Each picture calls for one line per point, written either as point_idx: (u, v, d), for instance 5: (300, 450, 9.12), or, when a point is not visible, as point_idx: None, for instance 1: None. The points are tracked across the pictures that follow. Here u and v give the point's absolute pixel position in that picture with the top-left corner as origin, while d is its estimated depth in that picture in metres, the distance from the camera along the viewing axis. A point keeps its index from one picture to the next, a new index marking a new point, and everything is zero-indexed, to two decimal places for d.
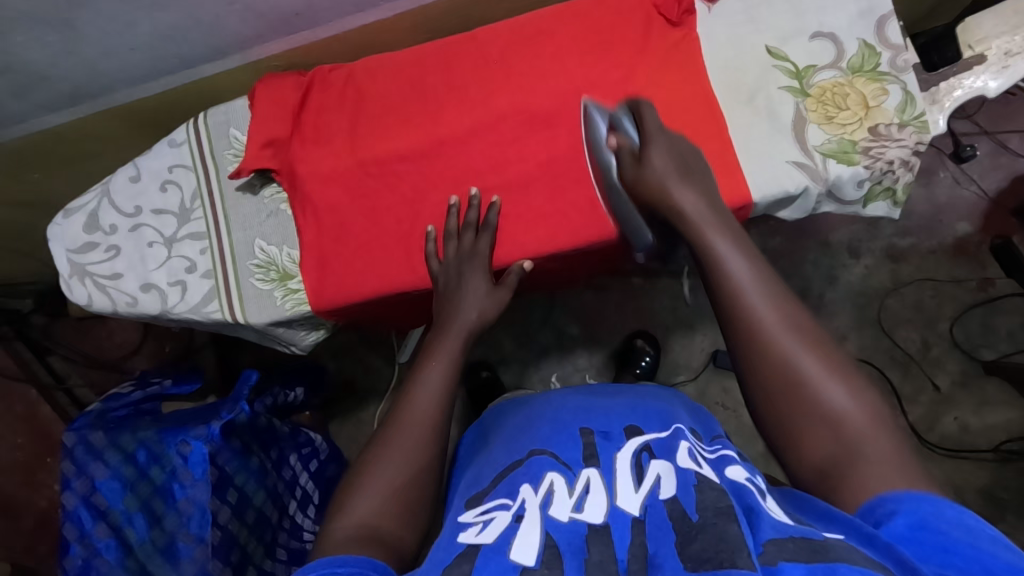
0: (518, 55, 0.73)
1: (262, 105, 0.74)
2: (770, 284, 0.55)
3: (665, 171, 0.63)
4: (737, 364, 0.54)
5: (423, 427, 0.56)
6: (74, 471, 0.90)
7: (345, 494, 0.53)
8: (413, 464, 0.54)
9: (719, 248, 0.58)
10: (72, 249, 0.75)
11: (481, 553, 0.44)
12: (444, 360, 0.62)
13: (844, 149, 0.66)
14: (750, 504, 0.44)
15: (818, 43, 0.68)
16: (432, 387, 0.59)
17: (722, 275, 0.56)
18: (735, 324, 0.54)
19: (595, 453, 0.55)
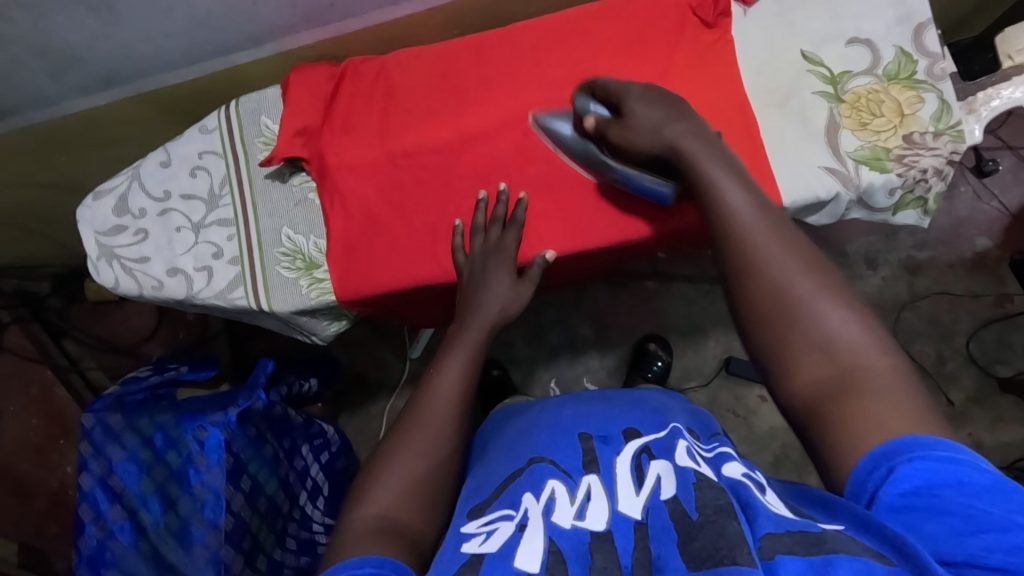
0: (550, 52, 0.73)
1: (295, 94, 0.75)
2: (802, 257, 0.51)
3: (657, 122, 0.61)
4: (768, 348, 0.50)
5: (444, 421, 0.57)
6: (92, 452, 0.91)
7: (363, 484, 0.53)
8: (433, 456, 0.55)
9: (749, 221, 0.53)
10: (101, 231, 0.76)
11: (486, 561, 0.44)
12: (465, 353, 0.62)
13: (878, 156, 0.66)
14: (747, 499, 0.43)
15: (854, 49, 0.68)
16: (451, 382, 0.60)
17: (751, 251, 0.52)
18: (766, 303, 0.50)
19: (594, 458, 0.53)
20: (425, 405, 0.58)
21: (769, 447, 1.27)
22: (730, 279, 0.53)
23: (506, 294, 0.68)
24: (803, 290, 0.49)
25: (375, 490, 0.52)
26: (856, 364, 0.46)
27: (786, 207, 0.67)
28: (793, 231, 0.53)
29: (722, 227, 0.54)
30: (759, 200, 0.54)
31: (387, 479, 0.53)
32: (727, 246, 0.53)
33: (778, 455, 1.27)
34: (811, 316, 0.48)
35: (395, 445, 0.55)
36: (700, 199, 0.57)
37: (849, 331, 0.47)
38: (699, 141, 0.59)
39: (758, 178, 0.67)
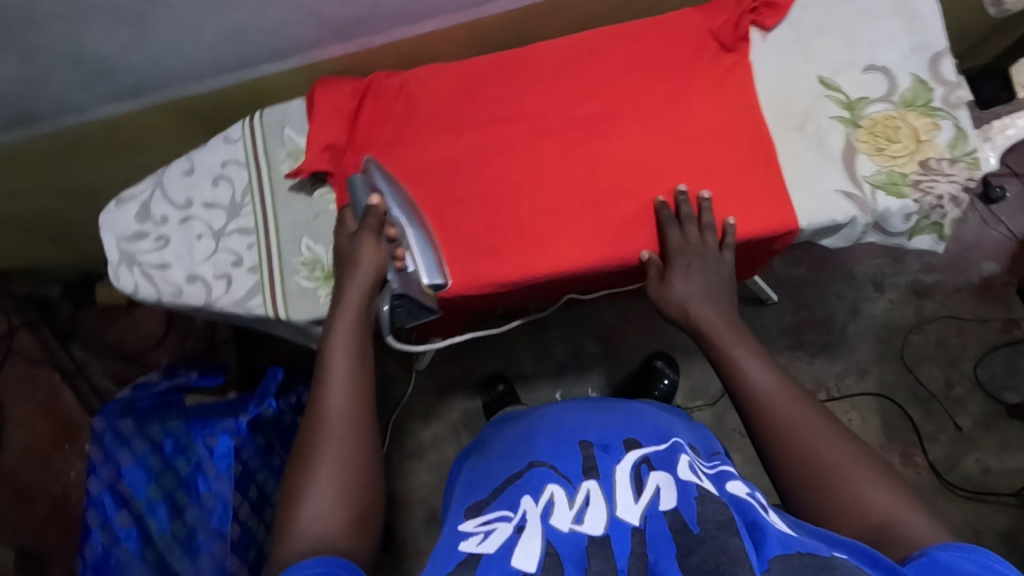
0: (570, 73, 0.74)
1: (320, 109, 0.76)
2: (825, 424, 0.53)
3: (690, 294, 0.67)
4: (811, 510, 0.50)
5: (351, 399, 0.56)
6: (102, 457, 0.91)
7: (296, 483, 0.51)
8: (359, 436, 0.54)
9: (774, 399, 0.55)
10: (123, 236, 0.76)
11: (484, 561, 0.46)
12: (346, 329, 0.61)
13: (894, 181, 0.67)
14: (754, 518, 0.46)
15: (870, 75, 0.69)
16: (339, 359, 0.59)
17: (776, 424, 0.54)
18: (797, 471, 0.51)
19: (594, 465, 0.54)
20: (330, 384, 0.57)
21: None
22: (754, 434, 0.55)
23: (375, 263, 0.66)
24: (826, 451, 0.50)
25: (314, 487, 0.50)
26: (891, 519, 0.47)
27: (802, 229, 0.68)
28: (815, 403, 0.55)
29: (746, 405, 0.57)
30: (783, 376, 0.57)
31: (319, 473, 0.51)
32: (752, 424, 0.56)
33: None
34: (835, 474, 0.49)
35: (314, 438, 0.53)
36: (727, 378, 0.60)
37: (885, 493, 0.48)
38: (728, 323, 0.65)
39: (775, 201, 0.68)
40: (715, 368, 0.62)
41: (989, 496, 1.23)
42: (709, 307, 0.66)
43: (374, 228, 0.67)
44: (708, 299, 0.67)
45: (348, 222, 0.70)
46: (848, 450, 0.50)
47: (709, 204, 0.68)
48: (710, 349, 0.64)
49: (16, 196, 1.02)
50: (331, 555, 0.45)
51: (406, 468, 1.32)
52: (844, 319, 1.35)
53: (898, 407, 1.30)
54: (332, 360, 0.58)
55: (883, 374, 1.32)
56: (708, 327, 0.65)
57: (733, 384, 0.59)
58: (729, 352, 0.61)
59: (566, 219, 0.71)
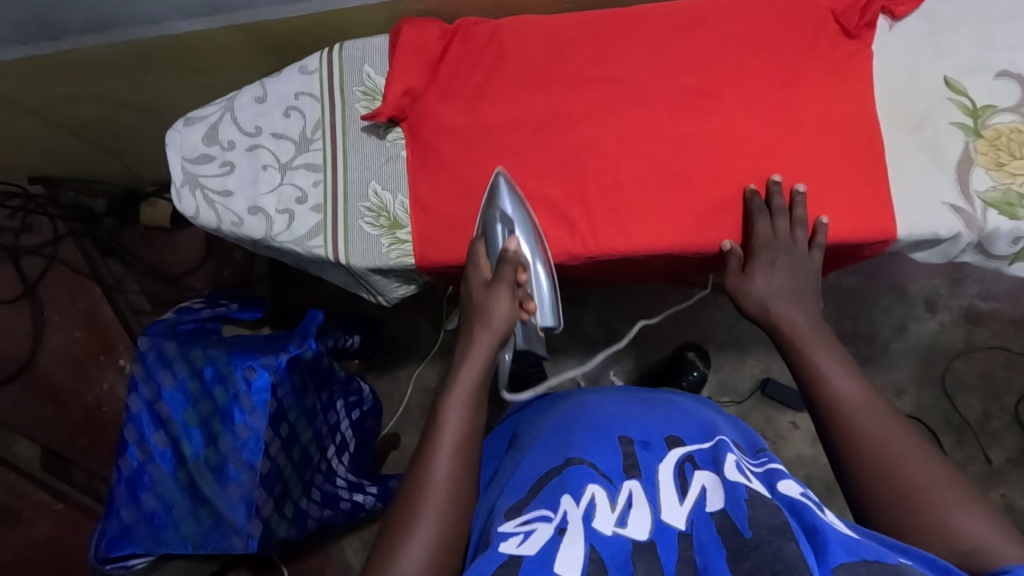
0: (671, 40, 0.70)
1: (404, 49, 0.71)
2: (916, 444, 0.49)
3: (770, 291, 0.65)
4: (891, 528, 0.47)
5: (457, 477, 0.52)
6: (143, 374, 0.92)
7: (388, 545, 0.48)
8: (457, 518, 0.50)
9: (858, 409, 0.53)
10: (188, 157, 0.74)
11: (523, 567, 0.42)
12: (466, 385, 0.59)
13: (1009, 200, 0.62)
14: (811, 521, 0.43)
15: (1001, 82, 0.64)
16: (456, 415, 0.56)
17: (859, 435, 0.51)
18: (878, 488, 0.48)
19: (635, 463, 0.53)
20: (442, 437, 0.55)
21: (793, 475, 1.26)
22: (831, 446, 0.53)
23: (505, 314, 0.66)
24: (913, 470, 0.47)
25: (404, 553, 0.47)
26: (982, 545, 0.42)
27: (899, 238, 0.64)
28: (903, 419, 0.52)
29: (825, 413, 0.54)
30: (868, 386, 0.54)
31: (411, 542, 0.48)
32: (829, 432, 0.53)
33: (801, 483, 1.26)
34: (925, 496, 0.46)
35: (418, 486, 0.51)
36: (805, 384, 0.58)
37: (978, 518, 0.44)
38: (811, 326, 0.62)
39: (875, 204, 0.64)
40: (792, 372, 0.60)
41: None
42: (792, 308, 0.63)
43: (510, 279, 0.67)
44: (790, 298, 0.64)
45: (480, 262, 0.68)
46: (939, 471, 0.47)
47: (803, 196, 0.64)
48: (789, 351, 0.61)
49: (76, 101, 1.01)
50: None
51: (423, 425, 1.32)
52: (888, 335, 1.30)
53: (929, 432, 1.26)
54: (444, 427, 0.55)
55: (919, 396, 1.28)
56: (789, 329, 0.62)
57: (811, 390, 0.56)
58: (811, 357, 0.58)
59: (649, 197, 0.68)
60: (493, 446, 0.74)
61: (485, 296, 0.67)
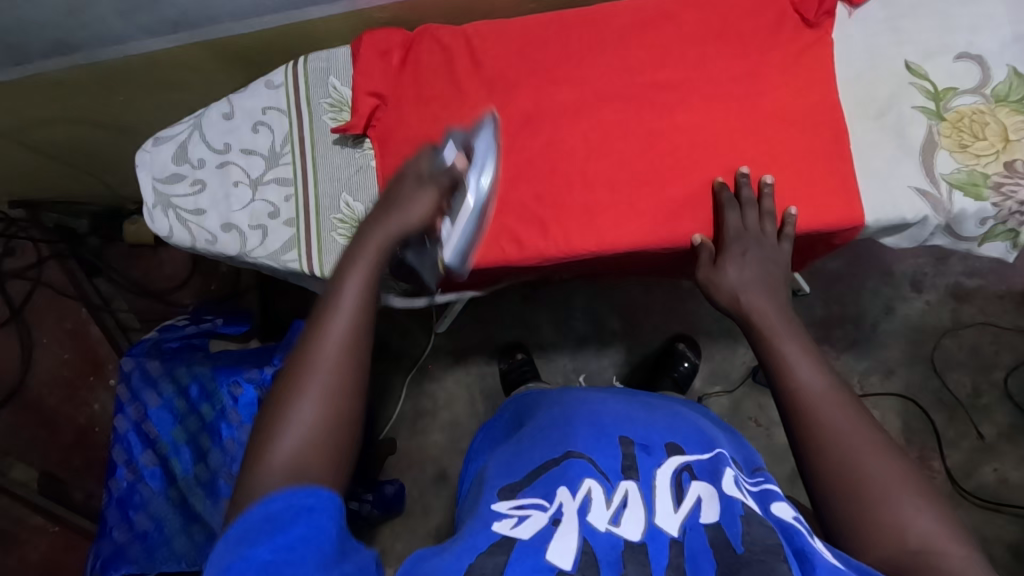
0: (635, 37, 0.70)
1: (366, 60, 0.72)
2: (876, 439, 0.50)
3: (740, 282, 0.64)
4: (841, 523, 0.48)
5: (352, 337, 0.46)
6: (130, 396, 0.92)
7: (271, 412, 0.44)
8: (349, 392, 0.44)
9: (820, 402, 0.52)
10: (159, 177, 0.74)
11: (517, 548, 0.45)
12: (369, 259, 0.51)
13: (974, 181, 0.63)
14: (801, 546, 0.44)
15: (962, 64, 0.65)
16: (355, 292, 0.48)
17: (819, 429, 0.51)
18: (835, 482, 0.49)
19: (634, 465, 0.53)
20: (339, 303, 0.48)
21: (787, 460, 1.27)
22: (794, 437, 0.53)
23: (427, 211, 0.57)
24: (872, 467, 0.48)
25: (291, 426, 0.42)
26: (930, 546, 0.44)
27: (867, 225, 0.64)
28: (864, 410, 0.52)
29: (790, 404, 0.54)
30: (832, 378, 0.54)
31: (298, 415, 0.43)
32: (792, 423, 0.53)
33: (795, 468, 1.27)
34: (880, 495, 0.47)
35: (305, 362, 0.45)
36: (771, 372, 0.57)
37: (928, 518, 0.45)
38: (778, 313, 0.61)
39: (842, 193, 0.64)
40: (759, 359, 0.59)
41: (1003, 507, 1.21)
42: (761, 295, 0.62)
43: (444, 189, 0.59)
44: (760, 286, 0.63)
45: (419, 167, 0.60)
46: (895, 469, 0.48)
47: (770, 188, 0.65)
48: (757, 342, 0.60)
49: (51, 125, 1.01)
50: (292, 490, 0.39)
51: (417, 428, 1.33)
52: (877, 317, 1.31)
53: (920, 410, 1.27)
54: (346, 283, 0.49)
55: (909, 375, 1.29)
56: (757, 317, 0.61)
57: (776, 380, 0.56)
58: (777, 346, 0.58)
59: (620, 194, 0.68)
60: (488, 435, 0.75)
61: (407, 171, 0.61)
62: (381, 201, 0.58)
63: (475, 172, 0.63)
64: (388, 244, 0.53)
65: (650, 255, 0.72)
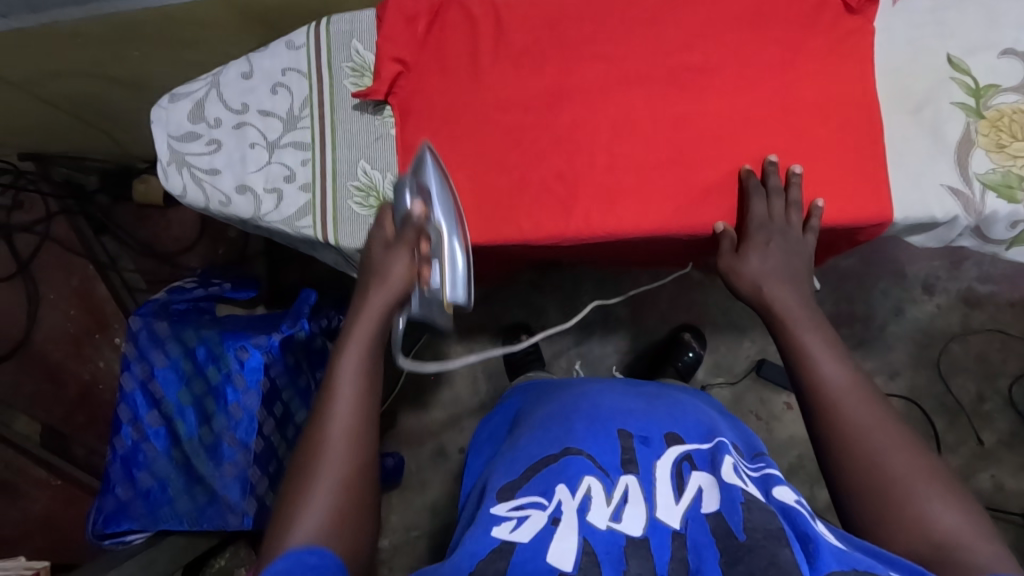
0: (668, 15, 0.67)
1: (391, 21, 0.70)
2: (901, 435, 0.49)
3: (764, 271, 0.64)
4: (863, 515, 0.47)
5: (357, 418, 0.54)
6: (135, 353, 0.91)
7: (291, 500, 0.50)
8: (355, 473, 0.51)
9: (844, 397, 0.52)
10: (174, 134, 0.73)
11: (516, 555, 0.45)
12: (359, 344, 0.58)
13: (1009, 182, 0.61)
14: (804, 529, 0.44)
15: (1006, 61, 0.63)
16: (349, 378, 0.55)
17: (844, 423, 0.51)
18: (860, 475, 0.48)
19: (633, 458, 0.53)
20: (337, 395, 0.54)
21: (785, 455, 1.27)
22: (816, 432, 0.53)
23: (405, 274, 0.64)
24: (896, 464, 0.47)
25: (309, 502, 0.49)
26: (955, 541, 0.43)
27: (895, 221, 0.63)
28: (886, 405, 0.52)
29: (812, 397, 0.54)
30: (856, 373, 0.54)
31: (315, 496, 0.49)
32: (815, 418, 0.53)
33: (793, 463, 1.26)
34: (909, 493, 0.46)
35: (317, 449, 0.52)
36: (794, 366, 0.57)
37: (954, 514, 0.44)
38: (803, 312, 0.61)
39: (873, 187, 0.63)
40: (782, 354, 0.59)
41: (997, 513, 1.21)
42: (787, 291, 0.63)
43: (410, 241, 0.64)
44: (785, 284, 0.64)
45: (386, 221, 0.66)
46: (920, 466, 0.47)
47: (799, 178, 0.63)
48: (780, 333, 0.61)
49: (61, 76, 0.99)
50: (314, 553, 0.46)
51: (417, 403, 1.33)
52: (886, 318, 1.30)
53: (922, 413, 1.27)
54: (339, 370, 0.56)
55: (914, 378, 1.28)
56: (784, 313, 0.61)
57: (799, 375, 0.56)
58: (802, 342, 0.58)
59: (645, 178, 0.67)
60: (490, 430, 0.75)
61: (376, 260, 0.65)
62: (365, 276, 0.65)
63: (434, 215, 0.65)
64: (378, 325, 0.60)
65: (670, 241, 0.71)
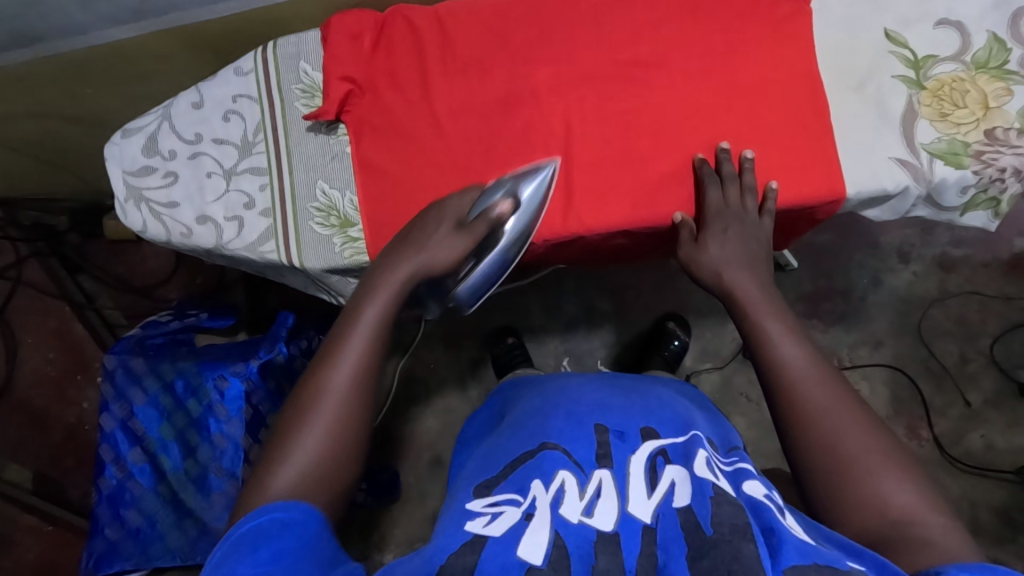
0: (609, 13, 0.68)
1: (336, 42, 0.70)
2: (857, 413, 0.50)
3: (723, 257, 0.64)
4: (824, 495, 0.49)
5: (362, 374, 0.51)
6: (113, 394, 0.91)
7: (278, 444, 0.48)
8: (348, 431, 0.49)
9: (802, 376, 0.53)
10: (130, 171, 0.73)
11: (488, 545, 0.44)
12: (379, 301, 0.55)
13: (955, 150, 0.62)
14: (769, 522, 0.44)
15: (942, 31, 0.64)
16: (360, 336, 0.52)
17: (802, 404, 0.51)
18: (820, 456, 0.49)
19: (608, 453, 0.53)
20: (348, 345, 0.52)
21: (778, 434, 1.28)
22: (777, 414, 0.53)
23: (451, 253, 0.61)
24: (851, 442, 0.48)
25: (293, 454, 0.47)
26: (911, 517, 0.45)
27: (848, 198, 0.64)
28: (844, 383, 0.53)
29: (771, 379, 0.54)
30: (812, 352, 0.55)
31: (304, 443, 0.47)
32: (776, 399, 0.53)
33: None
34: (866, 473, 0.47)
35: (315, 392, 0.49)
36: (753, 349, 0.57)
37: (908, 490, 0.46)
38: (762, 294, 0.61)
39: (824, 166, 0.64)
40: (742, 337, 0.59)
41: (991, 472, 1.23)
42: (744, 274, 0.63)
43: (481, 225, 0.62)
44: (744, 266, 0.63)
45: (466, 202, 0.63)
46: (875, 442, 0.49)
47: (750, 162, 0.64)
48: (739, 317, 0.61)
49: (15, 121, 0.98)
50: (287, 509, 0.44)
51: (410, 415, 1.32)
52: (865, 289, 1.31)
53: (908, 379, 1.28)
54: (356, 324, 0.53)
55: (898, 347, 1.29)
56: (742, 295, 0.61)
57: (759, 358, 0.56)
58: (762, 324, 0.58)
59: (602, 174, 0.67)
60: (477, 426, 0.75)
61: (444, 211, 0.63)
62: (407, 236, 0.62)
63: (508, 218, 0.64)
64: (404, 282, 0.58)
65: (634, 235, 0.71)
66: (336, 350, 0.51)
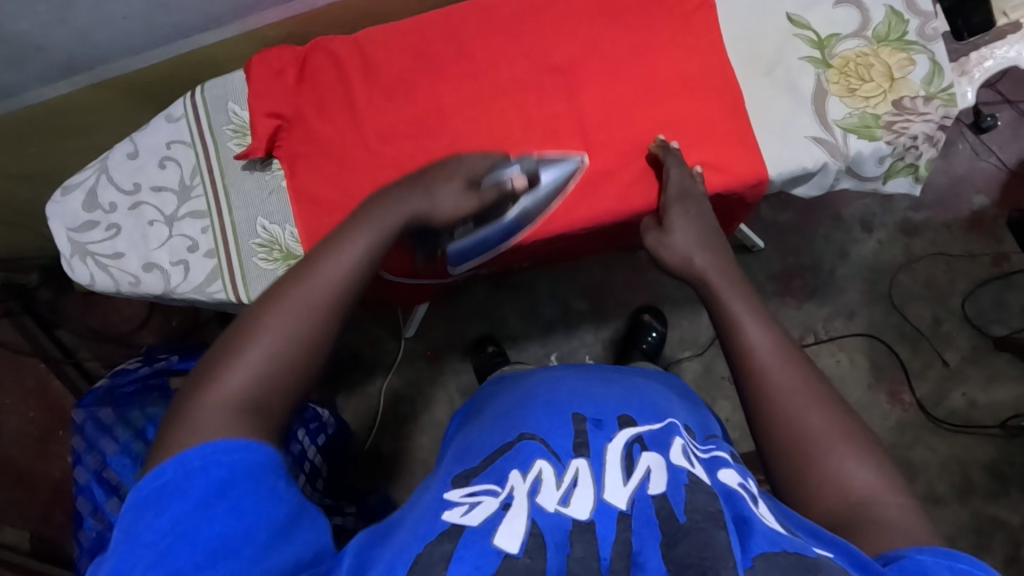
0: (525, 23, 0.70)
1: (261, 79, 0.72)
2: (817, 395, 0.50)
3: (687, 240, 0.62)
4: (787, 478, 0.49)
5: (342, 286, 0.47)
6: (85, 446, 0.92)
7: (227, 345, 0.43)
8: (310, 338, 0.44)
9: (770, 360, 0.52)
10: (72, 227, 0.73)
11: (464, 535, 0.41)
12: (375, 222, 0.52)
13: (866, 123, 0.64)
14: (740, 510, 0.42)
15: (842, 10, 0.66)
16: (353, 252, 0.49)
17: (766, 389, 0.51)
18: (783, 440, 0.49)
19: (585, 441, 0.50)
20: (334, 252, 0.48)
21: None
22: (745, 399, 0.53)
23: (451, 202, 0.59)
24: (812, 423, 0.49)
25: (246, 355, 0.42)
26: (870, 498, 0.45)
27: (772, 178, 0.65)
28: (809, 365, 0.53)
29: (739, 363, 0.53)
30: (781, 336, 0.54)
31: (263, 341, 0.43)
32: (743, 383, 0.53)
33: None
34: (827, 454, 0.47)
35: (292, 290, 0.46)
36: (721, 332, 0.56)
37: (869, 470, 0.46)
38: (728, 274, 0.59)
39: (745, 151, 0.65)
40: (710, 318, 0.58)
41: (975, 429, 1.24)
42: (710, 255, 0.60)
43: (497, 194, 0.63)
44: (711, 246, 0.61)
45: (482, 164, 0.62)
46: (838, 424, 0.49)
47: (678, 153, 0.65)
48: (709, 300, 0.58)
49: None
50: (248, 444, 0.39)
51: (399, 434, 1.33)
52: (832, 262, 1.33)
53: (885, 346, 1.29)
54: (347, 241, 0.50)
55: (871, 315, 1.31)
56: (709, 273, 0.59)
57: (727, 340, 0.55)
58: (730, 307, 0.56)
59: None
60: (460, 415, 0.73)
61: (460, 167, 0.61)
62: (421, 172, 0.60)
63: (524, 198, 0.65)
64: (404, 215, 0.55)
65: (579, 235, 0.72)
66: (324, 259, 0.48)
